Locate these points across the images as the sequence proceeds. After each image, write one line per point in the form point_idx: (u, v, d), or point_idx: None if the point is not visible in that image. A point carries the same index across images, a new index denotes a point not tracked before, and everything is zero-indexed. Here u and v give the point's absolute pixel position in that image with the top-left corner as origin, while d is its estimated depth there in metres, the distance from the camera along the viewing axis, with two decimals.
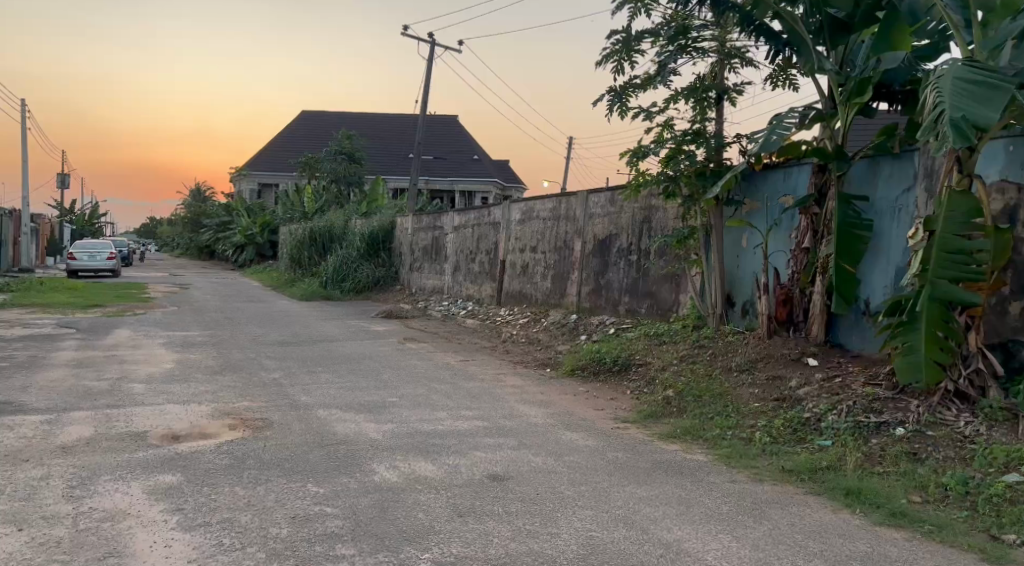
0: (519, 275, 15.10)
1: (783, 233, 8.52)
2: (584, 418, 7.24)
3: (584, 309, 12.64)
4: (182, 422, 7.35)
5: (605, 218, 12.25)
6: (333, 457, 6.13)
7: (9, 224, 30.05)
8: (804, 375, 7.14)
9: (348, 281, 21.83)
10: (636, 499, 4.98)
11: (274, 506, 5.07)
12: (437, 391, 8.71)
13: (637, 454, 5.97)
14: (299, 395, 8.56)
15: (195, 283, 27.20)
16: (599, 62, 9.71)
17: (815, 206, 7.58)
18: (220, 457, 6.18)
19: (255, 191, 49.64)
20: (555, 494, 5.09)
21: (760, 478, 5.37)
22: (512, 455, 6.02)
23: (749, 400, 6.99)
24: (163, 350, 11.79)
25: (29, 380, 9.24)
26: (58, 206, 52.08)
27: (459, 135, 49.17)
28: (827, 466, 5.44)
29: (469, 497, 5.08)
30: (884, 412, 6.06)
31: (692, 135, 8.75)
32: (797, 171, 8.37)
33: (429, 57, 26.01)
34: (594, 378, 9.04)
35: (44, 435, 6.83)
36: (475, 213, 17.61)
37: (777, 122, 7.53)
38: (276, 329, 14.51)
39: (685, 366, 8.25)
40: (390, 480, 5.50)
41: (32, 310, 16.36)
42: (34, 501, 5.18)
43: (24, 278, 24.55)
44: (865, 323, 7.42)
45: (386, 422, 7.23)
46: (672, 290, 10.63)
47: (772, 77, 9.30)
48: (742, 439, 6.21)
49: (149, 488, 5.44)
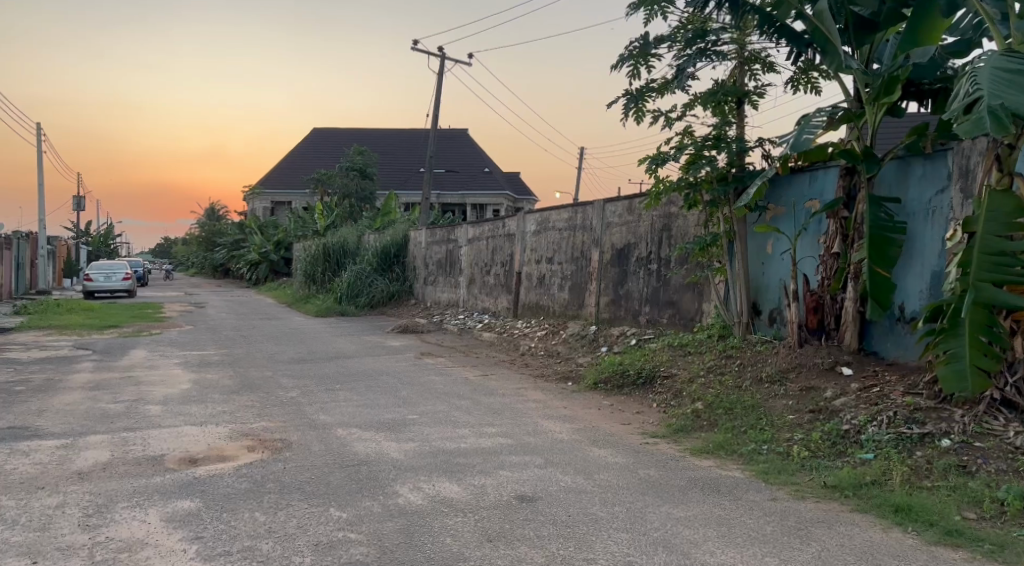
0: (536, 287, 14.90)
1: (810, 238, 8.31)
2: (611, 433, 7.03)
3: (603, 320, 12.43)
4: (199, 445, 7.19)
5: (623, 227, 12.04)
6: (355, 479, 5.94)
7: (26, 248, 30.28)
8: (839, 385, 6.90)
9: (362, 297, 21.71)
10: (674, 519, 4.77)
11: (297, 532, 4.88)
12: (458, 407, 8.50)
13: (669, 471, 5.76)
14: (318, 414, 8.38)
15: (211, 302, 27.19)
16: (615, 67, 9.54)
17: (844, 209, 7.38)
18: (240, 481, 6.00)
19: (268, 208, 49.79)
20: (588, 516, 4.88)
21: (801, 495, 5.15)
22: (539, 474, 5.82)
23: (783, 412, 6.76)
24: (179, 370, 11.65)
25: (45, 403, 9.12)
26: (75, 228, 52.61)
27: (470, 148, 49.12)
28: (872, 481, 5.23)
29: (498, 520, 4.88)
30: (926, 422, 5.82)
31: (713, 140, 8.54)
32: (823, 174, 8.16)
33: (439, 70, 25.96)
34: (617, 391, 8.82)
35: (61, 460, 6.69)
36: (489, 225, 17.44)
37: (806, 122, 7.35)
38: (292, 346, 14.37)
39: (713, 377, 8.01)
40: (415, 503, 5.30)
41: (49, 332, 16.34)
42: (49, 531, 5.02)
43: (41, 300, 24.62)
44: (900, 329, 7.19)
45: (408, 441, 7.05)
46: (694, 299, 10.38)
47: (793, 80, 9.11)
48: (779, 454, 5.99)
49: (168, 516, 5.27)
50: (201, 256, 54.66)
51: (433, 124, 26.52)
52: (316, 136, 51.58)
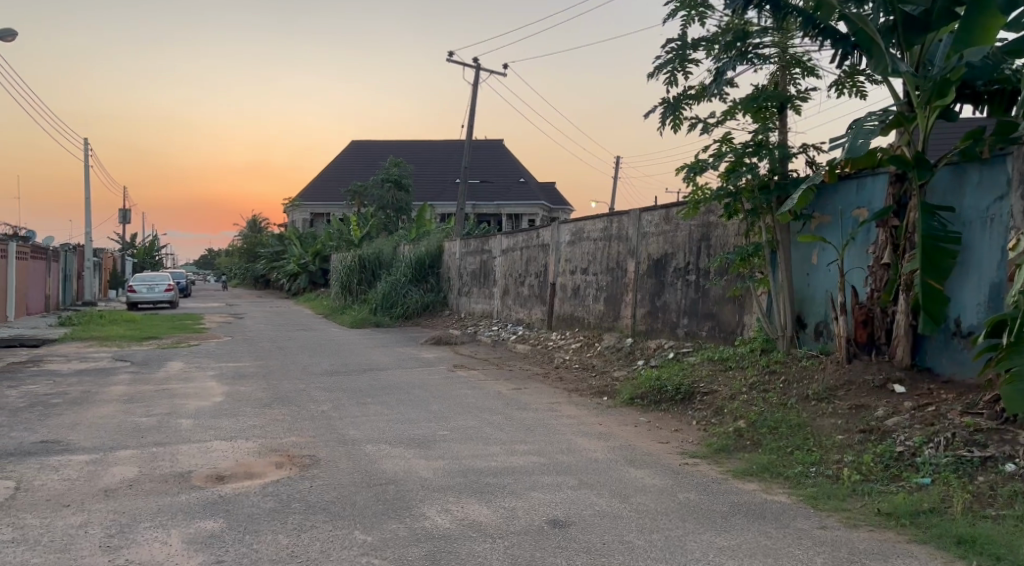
0: (570, 298, 14.63)
1: (858, 249, 7.93)
2: (648, 452, 6.73)
3: (640, 332, 12.11)
4: (228, 461, 7.06)
5: (660, 237, 11.74)
6: (381, 499, 5.73)
7: (73, 261, 30.87)
8: (891, 404, 6.56)
9: (397, 308, 21.61)
10: (715, 549, 4.47)
11: (319, 558, 4.68)
12: (490, 423, 8.26)
13: (710, 495, 5.45)
14: (347, 429, 8.20)
15: (249, 313, 27.32)
16: (652, 74, 9.27)
17: (895, 218, 7.04)
18: (265, 500, 5.83)
19: (306, 220, 50.25)
20: (624, 544, 4.60)
21: (854, 523, 4.81)
22: (573, 496, 5.55)
23: (832, 432, 6.41)
24: (213, 382, 11.59)
25: (79, 417, 9.08)
26: (120, 240, 53.82)
27: (505, 158, 49.07)
28: (930, 508, 4.89)
29: (529, 548, 4.62)
30: (988, 445, 5.47)
31: (755, 146, 8.24)
32: (871, 181, 7.80)
33: (473, 82, 25.96)
34: (654, 407, 8.52)
35: (89, 476, 6.59)
36: (524, 236, 17.23)
37: (859, 127, 7.05)
38: (326, 357, 14.28)
39: (757, 394, 7.67)
40: (442, 526, 5.08)
41: (91, 343, 16.49)
42: (70, 552, 4.89)
43: (86, 312, 25.02)
44: (956, 344, 6.80)
45: (437, 458, 6.83)
46: (734, 312, 10.02)
47: (837, 85, 8.76)
48: (828, 478, 5.65)
49: (190, 537, 5.12)
50: (242, 268, 55.34)
51: (467, 135, 26.44)
52: (354, 149, 52.01)
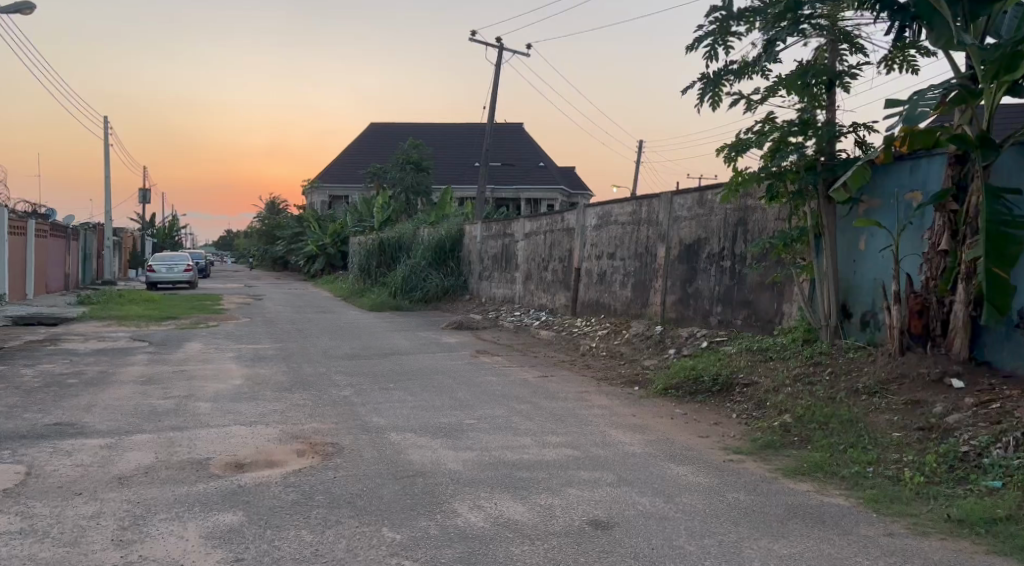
0: (596, 283, 14.25)
1: (912, 234, 7.50)
2: (688, 447, 6.37)
3: (669, 319, 11.72)
4: (247, 448, 6.76)
5: (693, 221, 11.32)
6: (409, 494, 5.40)
7: (93, 239, 30.75)
8: (950, 399, 6.18)
9: (417, 291, 21.20)
10: (775, 557, 4.12)
11: (346, 557, 4.36)
12: (518, 412, 7.93)
13: (761, 496, 5.09)
14: (371, 416, 7.88)
15: (267, 293, 27.12)
16: (691, 47, 8.83)
17: (954, 202, 6.61)
18: (287, 492, 5.53)
19: (326, 203, 50.03)
20: (674, 550, 4.26)
21: (923, 530, 4.43)
22: (613, 494, 5.20)
23: (888, 429, 6.04)
24: (233, 364, 11.31)
25: (94, 398, 8.81)
26: (140, 219, 53.95)
27: (524, 142, 48.63)
28: (1006, 516, 4.49)
29: (571, 551, 4.28)
30: None
31: (800, 125, 7.81)
32: (927, 162, 7.37)
33: (496, 63, 25.69)
34: (689, 397, 8.17)
35: (102, 462, 6.31)
36: (548, 219, 16.84)
37: (919, 97, 6.56)
38: (346, 341, 13.98)
39: (802, 387, 7.27)
40: (476, 525, 4.75)
41: (108, 323, 16.27)
42: (81, 546, 4.59)
43: (106, 290, 24.88)
44: (1019, 336, 6.40)
45: (466, 450, 6.49)
46: (773, 300, 9.61)
47: (888, 59, 8.27)
48: (888, 479, 5.28)
49: (207, 531, 4.81)
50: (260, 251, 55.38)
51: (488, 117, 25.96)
52: (373, 131, 51.52)
